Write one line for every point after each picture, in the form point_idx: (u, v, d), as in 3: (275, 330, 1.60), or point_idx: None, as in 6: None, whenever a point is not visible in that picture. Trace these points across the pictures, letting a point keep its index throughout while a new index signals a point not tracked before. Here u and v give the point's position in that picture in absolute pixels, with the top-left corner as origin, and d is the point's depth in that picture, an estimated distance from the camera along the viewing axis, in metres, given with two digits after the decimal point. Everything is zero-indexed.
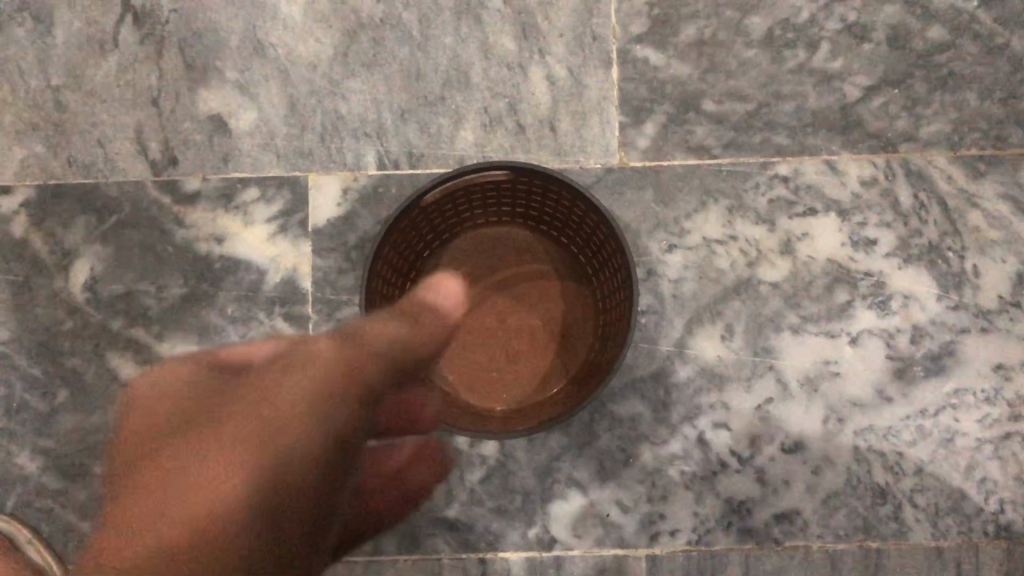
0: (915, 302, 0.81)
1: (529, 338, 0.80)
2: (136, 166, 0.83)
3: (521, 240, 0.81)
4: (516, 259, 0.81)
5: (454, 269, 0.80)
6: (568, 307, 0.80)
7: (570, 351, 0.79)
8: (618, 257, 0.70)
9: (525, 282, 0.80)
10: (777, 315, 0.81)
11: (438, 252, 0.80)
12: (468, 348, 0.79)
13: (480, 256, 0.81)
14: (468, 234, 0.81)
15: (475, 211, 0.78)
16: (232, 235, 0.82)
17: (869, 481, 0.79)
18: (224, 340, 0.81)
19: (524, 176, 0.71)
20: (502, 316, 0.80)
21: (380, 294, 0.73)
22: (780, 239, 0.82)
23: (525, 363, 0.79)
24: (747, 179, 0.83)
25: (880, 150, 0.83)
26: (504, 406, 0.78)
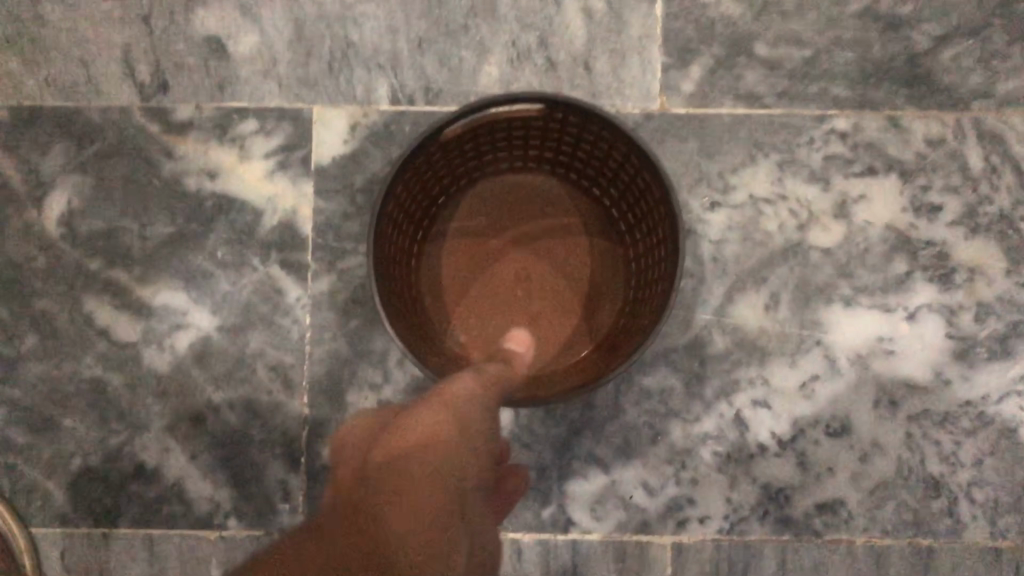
0: (982, 277, 0.73)
1: (552, 299, 0.72)
2: (121, 89, 0.75)
3: (547, 189, 0.73)
4: (542, 211, 0.72)
5: (472, 220, 0.72)
6: (597, 267, 0.72)
7: (597, 314, 0.71)
8: (660, 205, 0.62)
9: (551, 236, 0.72)
10: (828, 284, 0.73)
11: (454, 199, 0.72)
12: (484, 307, 0.71)
13: (502, 207, 0.72)
14: (488, 181, 0.72)
15: (498, 153, 0.70)
16: (226, 171, 0.74)
17: (922, 472, 0.71)
18: (213, 287, 0.73)
19: (557, 110, 0.62)
20: (523, 273, 0.72)
21: (391, 239, 0.64)
22: (834, 201, 0.74)
23: (547, 325, 0.71)
24: (800, 132, 0.74)
25: (950, 107, 0.75)
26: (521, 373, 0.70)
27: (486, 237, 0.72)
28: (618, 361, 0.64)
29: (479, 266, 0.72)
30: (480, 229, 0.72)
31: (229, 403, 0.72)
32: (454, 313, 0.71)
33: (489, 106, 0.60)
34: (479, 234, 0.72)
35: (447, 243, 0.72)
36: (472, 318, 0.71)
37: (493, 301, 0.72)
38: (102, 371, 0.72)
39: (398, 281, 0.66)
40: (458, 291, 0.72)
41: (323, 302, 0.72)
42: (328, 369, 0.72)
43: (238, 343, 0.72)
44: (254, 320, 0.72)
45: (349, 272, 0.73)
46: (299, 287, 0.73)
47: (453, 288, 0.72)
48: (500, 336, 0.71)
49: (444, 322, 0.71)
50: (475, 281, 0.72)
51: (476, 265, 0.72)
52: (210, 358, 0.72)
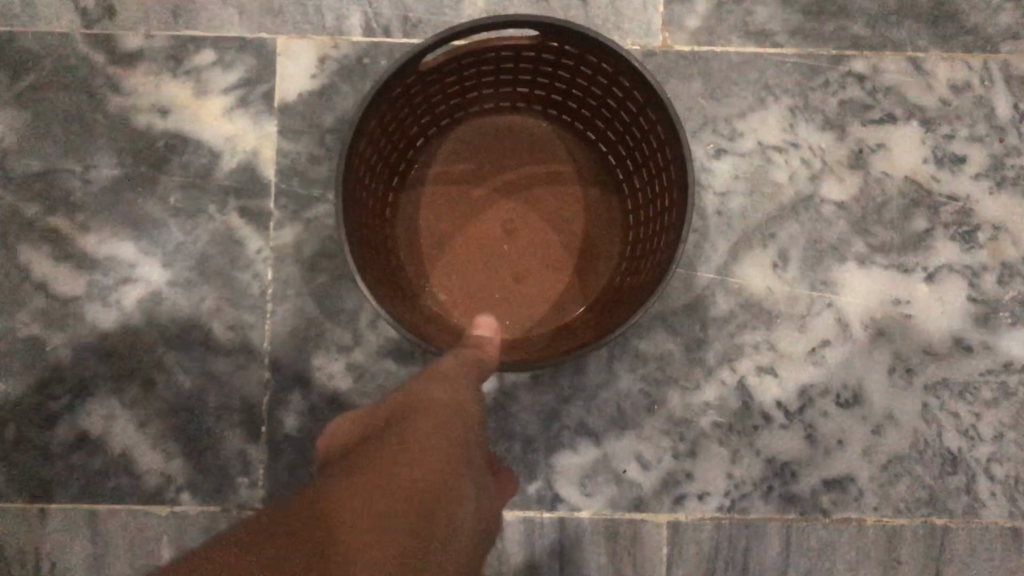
0: (1008, 235, 0.67)
1: (541, 255, 0.65)
2: (61, 13, 0.67)
3: (536, 131, 0.66)
4: (531, 156, 0.66)
5: (454, 164, 0.65)
6: (592, 220, 0.65)
7: (590, 270, 0.65)
8: (667, 147, 0.56)
9: (540, 183, 0.65)
10: (841, 241, 0.67)
11: (435, 141, 0.65)
12: (466, 261, 0.65)
13: (488, 150, 0.65)
14: (473, 122, 0.65)
15: (484, 89, 0.63)
16: (179, 108, 0.66)
17: (938, 446, 0.66)
18: (164, 237, 0.66)
19: (554, 37, 0.56)
20: (510, 225, 0.65)
21: (364, 182, 0.57)
22: (850, 150, 0.67)
23: (535, 283, 0.65)
24: (815, 74, 0.68)
25: (977, 49, 0.68)
26: (506, 336, 0.64)
27: (469, 184, 0.65)
28: (615, 321, 0.57)
29: (462, 217, 0.65)
30: (463, 175, 0.65)
31: (182, 366, 0.65)
32: (433, 269, 0.65)
33: (477, 31, 0.53)
34: (462, 181, 0.65)
35: (424, 191, 0.65)
36: (453, 274, 0.65)
37: (475, 255, 0.65)
38: (40, 329, 0.65)
39: (371, 231, 0.59)
40: (436, 245, 0.65)
41: (287, 255, 0.65)
42: (292, 330, 0.65)
43: (193, 300, 0.65)
44: (211, 274, 0.65)
45: (316, 221, 0.66)
46: (260, 238, 0.66)
47: (432, 242, 0.65)
48: (484, 294, 0.65)
49: (421, 278, 0.64)
50: (456, 232, 0.65)
51: (458, 215, 0.65)
52: (161, 316, 0.65)
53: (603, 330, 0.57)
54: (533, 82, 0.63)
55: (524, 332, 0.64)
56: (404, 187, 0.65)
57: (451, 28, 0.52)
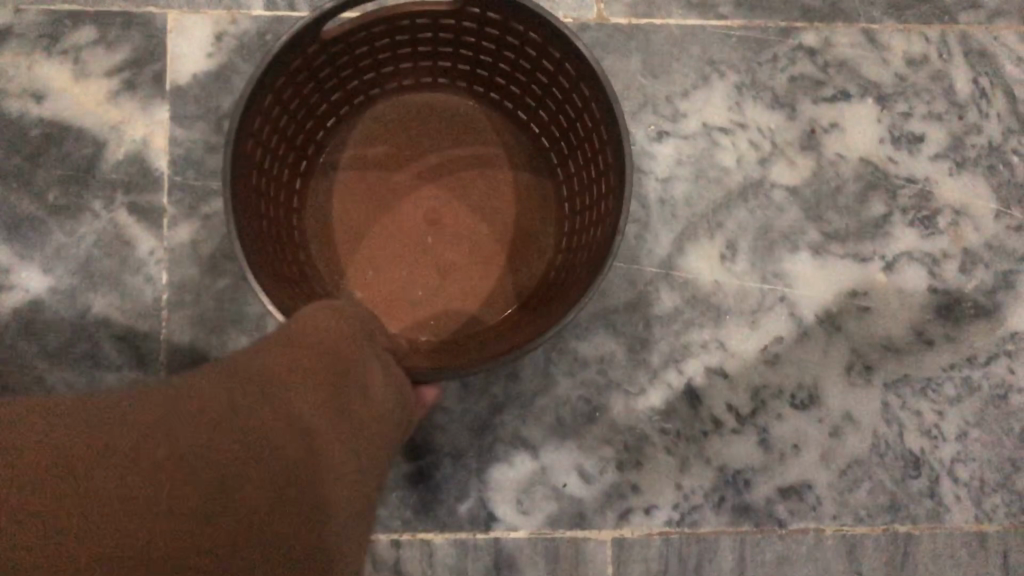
0: (969, 220, 0.63)
1: (469, 248, 0.59)
2: None
3: (464, 113, 0.60)
4: (456, 136, 0.59)
5: (370, 145, 0.59)
6: (524, 210, 0.59)
7: (523, 267, 0.59)
8: (603, 126, 0.50)
9: (467, 169, 0.59)
10: (794, 229, 0.62)
11: (348, 120, 0.59)
12: (385, 255, 0.58)
13: (407, 130, 0.59)
14: (391, 99, 0.59)
15: (400, 60, 0.57)
16: (57, 93, 0.59)
17: (899, 448, 0.61)
18: (43, 238, 0.58)
19: (474, 0, 0.50)
20: (434, 213, 0.59)
21: (263, 166, 0.50)
22: (801, 130, 0.62)
23: (462, 280, 0.59)
24: (762, 49, 0.62)
25: (934, 19, 0.64)
26: (431, 337, 0.57)
27: (387, 168, 0.59)
28: (547, 320, 0.51)
29: (380, 204, 0.58)
30: (380, 158, 0.59)
31: (67, 383, 0.58)
32: (348, 264, 0.58)
33: None
34: (379, 164, 0.59)
35: (337, 177, 0.58)
36: (370, 270, 0.58)
37: (396, 248, 0.58)
38: None
39: (273, 222, 0.53)
40: (352, 238, 0.58)
41: (184, 256, 0.58)
42: (191, 340, 0.58)
43: (78, 308, 0.58)
44: (97, 279, 0.58)
45: (215, 218, 0.59)
46: (152, 238, 0.58)
47: (346, 234, 0.58)
48: (405, 290, 0.58)
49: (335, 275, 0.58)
50: (374, 222, 0.58)
51: (375, 202, 0.58)
52: (41, 327, 0.58)
53: (533, 330, 0.51)
54: (455, 55, 0.57)
55: (452, 334, 0.58)
56: (314, 172, 0.58)
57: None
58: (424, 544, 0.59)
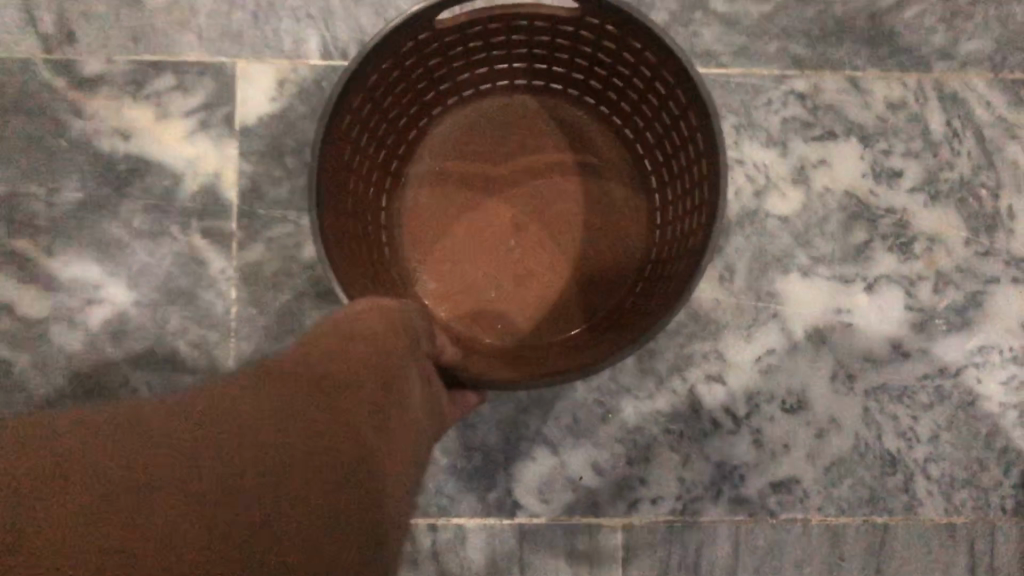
0: (941, 246, 0.71)
1: (547, 260, 0.66)
2: (21, 41, 0.68)
3: (568, 122, 0.67)
4: (556, 140, 0.67)
5: (474, 138, 0.67)
6: (603, 223, 0.66)
7: (594, 284, 0.65)
8: (693, 134, 0.56)
9: (557, 177, 0.66)
10: (786, 253, 0.70)
11: (456, 112, 0.67)
12: (463, 248, 0.66)
13: (507, 127, 0.67)
14: (500, 97, 0.67)
15: (515, 59, 0.65)
16: (142, 131, 0.68)
17: (878, 448, 0.69)
18: (128, 258, 0.67)
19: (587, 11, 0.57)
20: (520, 218, 0.66)
21: (358, 149, 0.58)
22: (792, 166, 0.70)
23: (535, 288, 0.65)
24: (758, 94, 0.71)
25: (912, 67, 0.71)
26: (494, 340, 0.65)
27: (483, 164, 0.66)
28: (605, 342, 0.57)
29: (467, 200, 0.66)
30: (478, 154, 0.66)
31: (149, 384, 0.66)
32: (426, 252, 0.66)
33: None
34: (476, 158, 0.66)
35: (431, 166, 0.67)
36: (445, 263, 0.66)
37: (475, 246, 0.66)
38: (5, 351, 0.66)
39: (361, 198, 0.61)
40: (434, 229, 0.66)
41: (250, 274, 0.67)
42: (256, 348, 0.67)
43: (158, 319, 0.67)
44: (175, 294, 0.67)
45: (278, 241, 0.67)
46: (222, 258, 0.67)
47: (429, 224, 0.66)
48: (478, 283, 0.65)
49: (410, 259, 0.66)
50: (459, 214, 0.66)
51: (465, 195, 0.66)
52: (126, 335, 0.67)
53: (593, 351, 0.57)
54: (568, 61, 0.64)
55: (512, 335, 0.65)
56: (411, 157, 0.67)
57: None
58: (457, 528, 0.67)
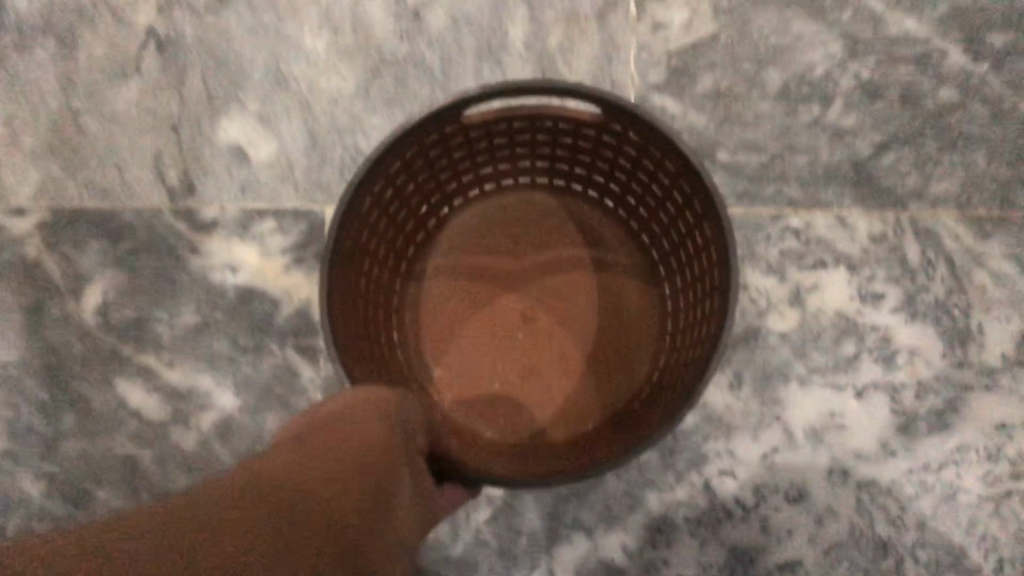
0: (921, 358, 0.82)
1: (556, 354, 0.78)
2: (153, 193, 0.84)
3: (586, 227, 0.81)
4: (569, 231, 0.80)
5: (494, 227, 0.80)
6: (610, 312, 0.78)
7: (593, 384, 0.77)
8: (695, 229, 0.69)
9: (569, 276, 0.79)
10: (785, 365, 0.82)
11: (480, 202, 0.81)
12: (480, 338, 0.79)
13: (524, 217, 0.81)
14: (520, 192, 0.81)
15: (534, 157, 0.78)
16: (248, 265, 0.82)
17: (871, 534, 0.79)
18: (234, 370, 0.81)
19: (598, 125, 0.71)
20: (530, 314, 0.79)
21: (381, 236, 0.72)
22: (789, 290, 0.83)
23: (541, 380, 0.78)
24: (759, 230, 0.84)
25: (890, 206, 0.84)
26: (494, 434, 0.77)
27: (506, 259, 0.80)
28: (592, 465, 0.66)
29: (485, 290, 0.79)
30: (502, 247, 0.80)
31: None
32: (446, 338, 0.79)
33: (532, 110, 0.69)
34: (496, 246, 0.80)
35: (457, 257, 0.80)
36: (462, 352, 0.79)
37: (487, 338, 0.79)
38: (133, 448, 0.81)
39: (380, 282, 0.74)
40: (455, 316, 0.79)
41: (334, 384, 0.81)
42: None
43: (258, 422, 0.80)
44: (272, 400, 0.81)
45: None
46: (312, 371, 0.81)
47: (452, 310, 0.79)
48: (481, 359, 0.79)
49: (429, 341, 0.79)
50: (473, 296, 0.79)
51: (484, 288, 0.79)
52: (232, 435, 0.80)
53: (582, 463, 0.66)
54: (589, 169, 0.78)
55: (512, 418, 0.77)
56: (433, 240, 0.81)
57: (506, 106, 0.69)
58: None
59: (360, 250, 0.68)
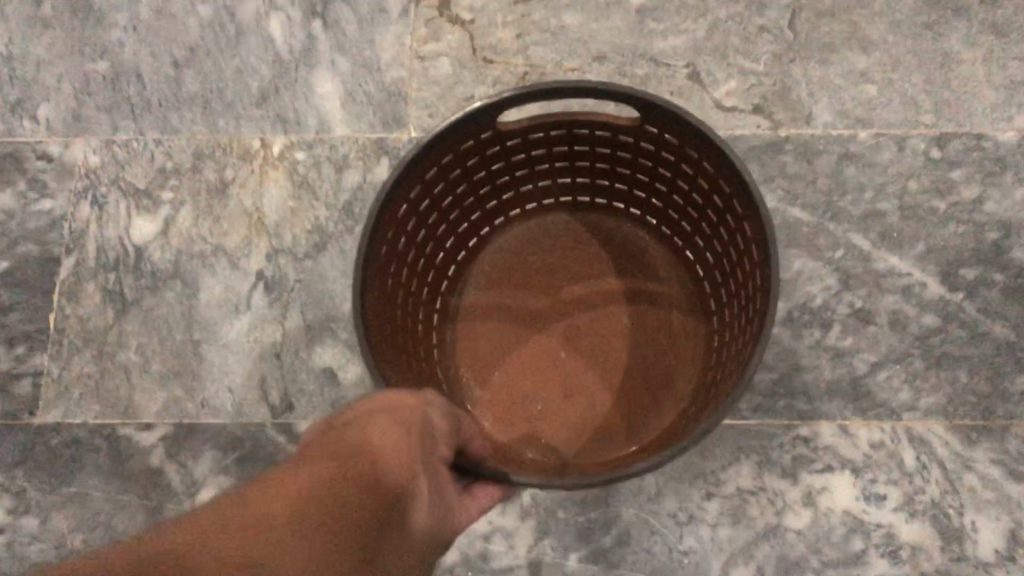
0: (922, 552, 0.94)
1: (599, 373, 0.92)
2: (257, 409, 0.99)
3: (629, 248, 0.96)
4: (599, 252, 0.96)
5: (530, 248, 0.97)
6: (644, 331, 0.92)
7: (629, 404, 0.90)
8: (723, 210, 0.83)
9: (610, 302, 0.94)
10: (801, 558, 0.94)
11: (517, 227, 0.97)
12: (526, 368, 0.93)
13: (568, 237, 0.97)
14: (562, 218, 0.97)
15: (568, 178, 0.95)
16: None
17: None
18: None
19: (631, 137, 0.87)
20: (575, 335, 0.93)
21: (423, 246, 0.88)
22: (802, 491, 0.96)
23: (584, 401, 0.91)
24: (773, 438, 0.97)
25: (886, 416, 0.98)
26: (534, 454, 0.89)
27: (549, 288, 0.95)
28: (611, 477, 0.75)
29: (530, 317, 0.94)
30: (546, 269, 0.96)
31: None
32: (498, 367, 0.93)
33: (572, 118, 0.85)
34: (538, 265, 0.96)
35: (505, 289, 0.95)
36: (508, 375, 0.93)
37: (532, 361, 0.93)
38: None
39: (421, 293, 0.90)
40: (504, 341, 0.94)
41: None
42: None
43: None
44: None
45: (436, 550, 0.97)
46: None
47: (502, 333, 0.94)
48: (523, 384, 0.92)
49: (474, 366, 0.93)
50: (518, 325, 0.94)
51: (525, 315, 0.94)
52: None
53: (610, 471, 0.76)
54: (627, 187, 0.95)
55: (548, 442, 0.90)
56: (476, 264, 0.97)
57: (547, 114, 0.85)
58: None
59: (406, 242, 0.84)
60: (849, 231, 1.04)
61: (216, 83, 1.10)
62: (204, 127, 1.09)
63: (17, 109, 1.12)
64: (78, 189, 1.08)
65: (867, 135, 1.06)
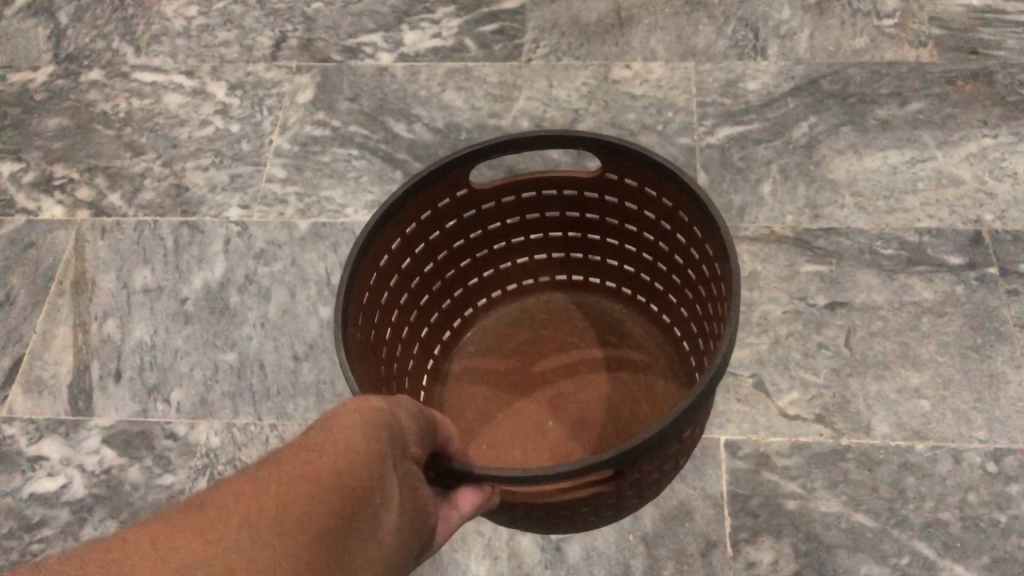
0: None
1: (582, 418, 1.08)
2: None
3: (606, 319, 1.16)
4: (578, 325, 1.16)
5: (511, 326, 1.17)
6: (622, 385, 1.10)
7: (608, 440, 1.06)
8: (684, 240, 0.97)
9: (590, 364, 1.13)
10: None
11: (501, 306, 1.18)
12: (516, 418, 1.09)
13: (550, 315, 1.17)
14: (545, 296, 1.18)
15: (544, 252, 1.14)
16: None
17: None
18: None
19: (602, 202, 1.05)
20: (561, 392, 1.11)
21: (424, 303, 1.07)
22: None
23: (570, 439, 1.07)
24: None
25: None
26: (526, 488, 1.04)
27: (535, 356, 1.14)
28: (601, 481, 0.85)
29: (520, 379, 1.13)
30: (533, 339, 1.15)
31: None
32: (493, 417, 1.10)
33: (549, 181, 1.03)
34: (524, 336, 1.16)
35: (495, 358, 1.15)
36: (501, 424, 1.09)
37: (521, 411, 1.10)
38: None
39: (421, 350, 1.09)
40: (496, 398, 1.12)
41: None
42: None
43: None
44: None
45: None
46: None
47: (495, 392, 1.12)
48: (511, 430, 1.09)
49: (471, 418, 1.10)
50: (509, 384, 1.13)
51: (515, 377, 1.13)
52: None
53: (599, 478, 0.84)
54: (602, 264, 1.14)
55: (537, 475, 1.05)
56: (465, 339, 1.17)
57: (527, 176, 1.03)
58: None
59: (410, 291, 1.03)
60: (914, 538, 1.09)
61: (331, 374, 1.25)
62: (315, 413, 1.22)
63: (154, 391, 1.26)
64: (197, 465, 1.20)
65: (924, 447, 1.14)
